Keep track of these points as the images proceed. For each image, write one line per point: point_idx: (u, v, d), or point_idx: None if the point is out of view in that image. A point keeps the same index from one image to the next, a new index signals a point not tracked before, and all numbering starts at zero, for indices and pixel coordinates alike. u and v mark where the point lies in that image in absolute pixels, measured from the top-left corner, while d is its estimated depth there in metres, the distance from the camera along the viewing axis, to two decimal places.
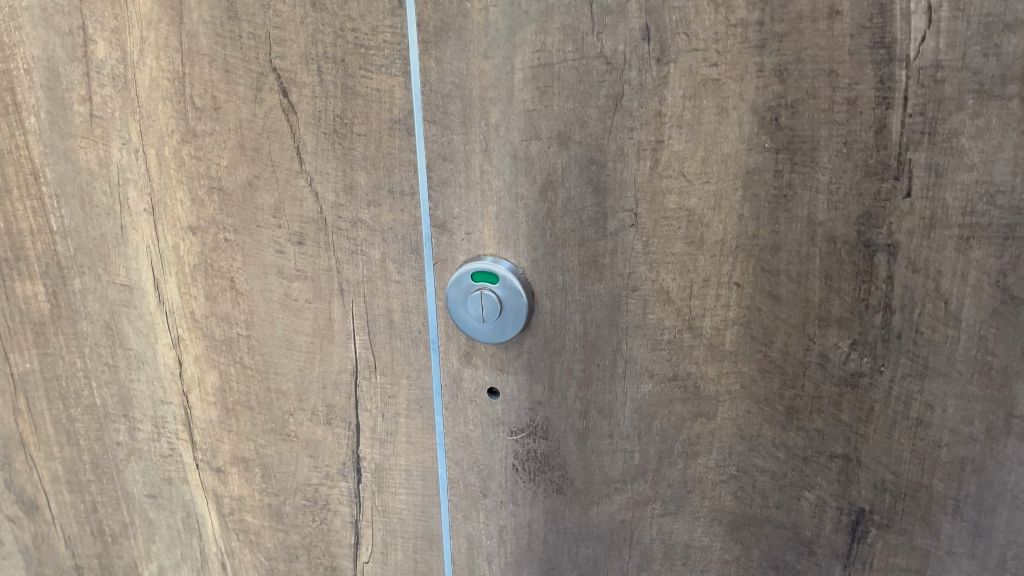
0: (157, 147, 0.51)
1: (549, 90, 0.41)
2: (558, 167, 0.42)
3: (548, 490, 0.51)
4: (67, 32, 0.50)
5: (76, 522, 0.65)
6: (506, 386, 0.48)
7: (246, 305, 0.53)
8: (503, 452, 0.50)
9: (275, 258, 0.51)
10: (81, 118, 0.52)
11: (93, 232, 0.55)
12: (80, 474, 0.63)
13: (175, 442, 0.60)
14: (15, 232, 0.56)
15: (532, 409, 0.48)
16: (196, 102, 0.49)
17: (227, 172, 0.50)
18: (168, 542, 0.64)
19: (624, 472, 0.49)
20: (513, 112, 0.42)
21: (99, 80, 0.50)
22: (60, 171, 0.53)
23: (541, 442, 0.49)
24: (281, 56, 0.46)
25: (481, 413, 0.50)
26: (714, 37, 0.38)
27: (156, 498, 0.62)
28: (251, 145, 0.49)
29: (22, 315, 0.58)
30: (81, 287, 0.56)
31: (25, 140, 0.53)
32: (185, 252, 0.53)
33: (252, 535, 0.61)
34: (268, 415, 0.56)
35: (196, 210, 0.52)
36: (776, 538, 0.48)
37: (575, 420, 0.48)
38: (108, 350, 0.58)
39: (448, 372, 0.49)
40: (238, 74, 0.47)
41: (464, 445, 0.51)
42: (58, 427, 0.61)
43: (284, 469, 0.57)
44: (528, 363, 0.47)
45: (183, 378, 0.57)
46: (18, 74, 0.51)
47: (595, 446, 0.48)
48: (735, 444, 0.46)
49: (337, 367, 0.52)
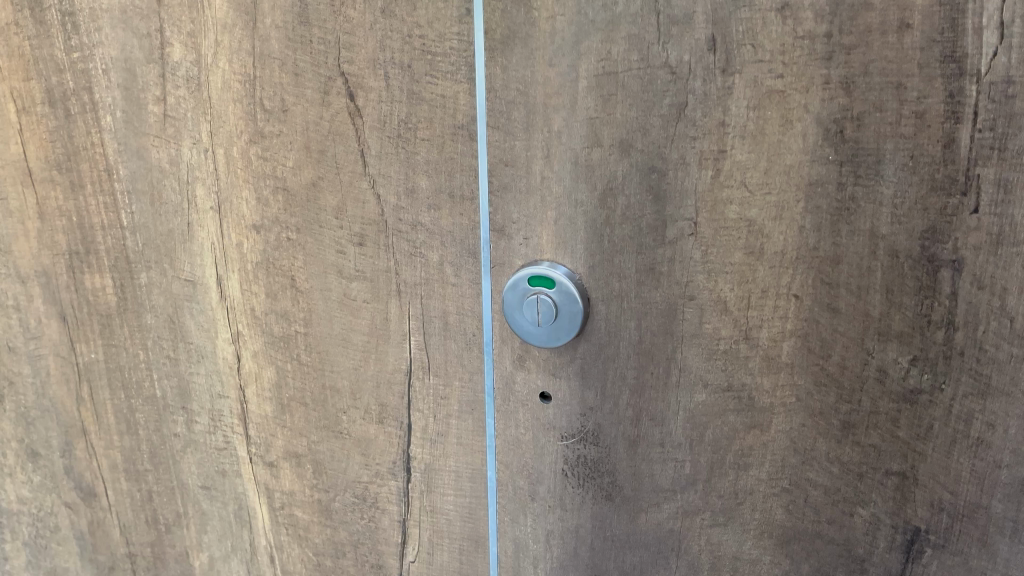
0: (226, 147, 0.53)
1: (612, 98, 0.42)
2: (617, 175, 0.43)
3: (596, 497, 0.51)
4: (145, 34, 0.52)
5: (132, 510, 0.67)
6: (558, 392, 0.49)
7: (306, 303, 0.54)
8: (553, 457, 0.51)
9: (335, 258, 0.52)
10: (155, 117, 0.54)
11: (161, 228, 0.57)
12: (139, 463, 0.65)
13: (230, 435, 0.61)
14: (86, 226, 0.59)
15: (583, 415, 0.49)
16: (265, 105, 0.50)
17: (292, 173, 0.51)
18: (220, 533, 0.65)
19: (674, 481, 0.49)
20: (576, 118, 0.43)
21: (174, 82, 0.53)
22: (133, 168, 0.56)
23: (591, 447, 0.50)
24: (349, 60, 0.47)
25: (532, 417, 0.50)
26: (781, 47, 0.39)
27: (209, 489, 0.64)
28: (318, 148, 0.50)
29: (90, 307, 0.61)
30: (147, 281, 0.59)
31: (100, 138, 0.56)
32: (248, 249, 0.55)
33: (302, 530, 0.62)
34: (321, 412, 0.57)
35: (262, 209, 0.53)
36: (827, 553, 0.48)
37: (626, 427, 0.48)
38: (170, 343, 0.60)
39: (500, 375, 0.50)
40: (306, 78, 0.49)
41: (514, 448, 0.52)
42: (119, 416, 0.64)
43: (335, 466, 0.58)
44: (580, 369, 0.48)
45: (241, 372, 0.59)
46: (97, 73, 0.54)
47: (645, 454, 0.49)
48: (788, 456, 0.46)
49: (391, 367, 0.53)
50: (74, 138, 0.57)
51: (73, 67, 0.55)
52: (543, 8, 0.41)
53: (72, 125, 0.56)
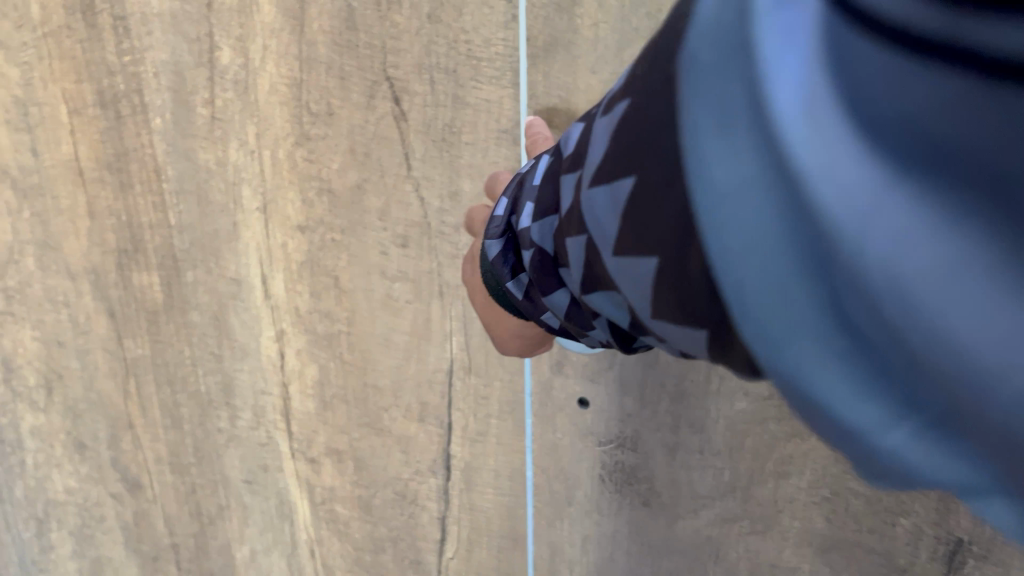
0: (272, 149, 0.54)
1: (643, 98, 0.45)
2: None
3: (634, 502, 0.53)
4: (196, 38, 0.53)
5: (176, 501, 0.69)
6: (596, 397, 0.52)
7: (349, 302, 0.55)
8: (590, 463, 0.53)
9: (379, 259, 0.53)
10: (203, 119, 0.55)
11: (207, 228, 0.58)
12: (183, 456, 0.67)
13: (274, 431, 0.62)
14: (136, 224, 0.60)
15: (621, 421, 0.51)
16: (312, 108, 0.51)
17: (338, 175, 0.52)
18: (262, 526, 0.66)
19: (713, 487, 0.50)
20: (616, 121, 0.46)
21: (222, 85, 0.54)
22: (181, 169, 0.58)
23: (629, 454, 0.52)
24: (395, 65, 0.48)
25: (570, 422, 0.53)
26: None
27: (252, 483, 0.65)
28: (363, 150, 0.51)
29: (138, 303, 0.63)
30: (193, 279, 0.60)
31: (150, 139, 0.58)
32: (293, 249, 0.56)
33: (342, 524, 0.62)
34: (363, 409, 0.58)
35: (307, 210, 0.54)
36: (867, 563, 0.48)
37: (664, 434, 0.50)
38: (215, 340, 0.62)
39: (540, 380, 0.52)
40: (353, 82, 0.50)
41: (551, 453, 0.54)
42: (165, 410, 0.66)
43: (376, 463, 0.59)
44: (618, 375, 0.51)
45: (284, 370, 0.60)
46: (147, 75, 0.56)
47: (683, 461, 0.50)
48: (830, 465, 0.47)
49: (433, 366, 0.54)
50: (124, 139, 0.58)
51: (124, 70, 0.56)
52: (586, 15, 0.44)
53: (122, 126, 0.58)
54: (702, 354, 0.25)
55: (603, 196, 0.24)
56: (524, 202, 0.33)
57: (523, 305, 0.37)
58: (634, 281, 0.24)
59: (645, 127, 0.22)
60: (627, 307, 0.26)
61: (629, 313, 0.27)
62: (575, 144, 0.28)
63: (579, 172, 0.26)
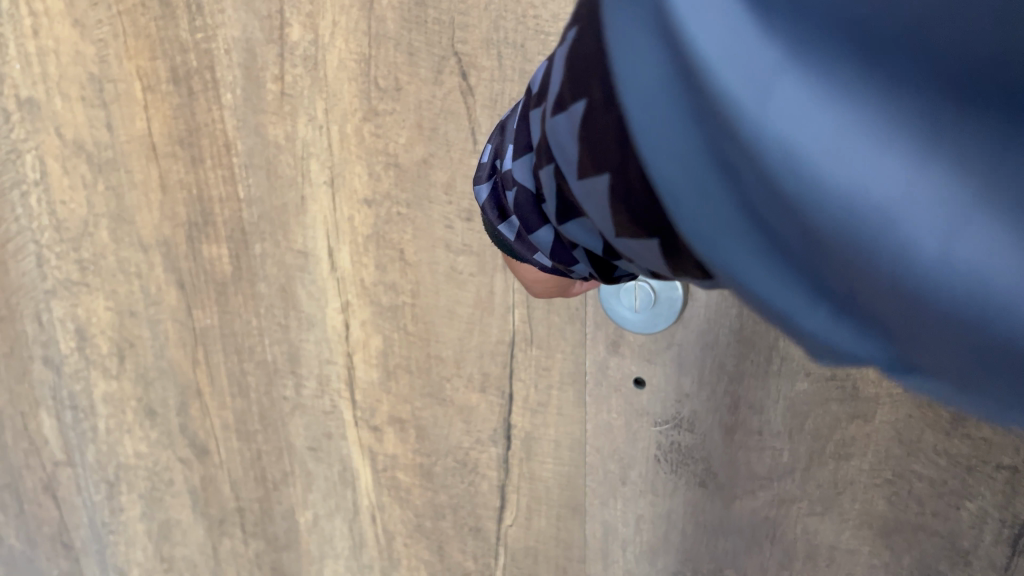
0: (340, 124, 0.55)
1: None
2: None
3: (690, 482, 0.54)
4: (266, 15, 0.55)
5: (242, 467, 0.71)
6: (653, 376, 0.53)
7: (414, 274, 0.56)
8: (646, 443, 0.55)
9: (444, 233, 0.54)
10: (273, 95, 0.57)
11: (275, 201, 0.60)
12: (249, 423, 0.69)
13: (338, 400, 0.64)
14: (205, 198, 0.62)
15: (678, 402, 0.53)
16: (380, 83, 0.53)
17: (404, 150, 0.53)
18: (324, 492, 0.68)
19: (771, 469, 0.51)
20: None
21: (292, 61, 0.55)
22: (251, 144, 0.59)
23: (685, 434, 0.53)
24: (463, 41, 0.49)
25: (625, 402, 0.54)
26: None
27: (315, 451, 0.67)
28: (430, 125, 0.52)
29: (207, 275, 0.65)
30: (261, 252, 0.62)
31: (220, 115, 0.59)
32: (359, 223, 0.57)
33: (403, 491, 0.64)
34: (426, 380, 0.59)
35: (373, 184, 0.55)
36: (929, 546, 0.48)
37: (722, 415, 0.52)
38: (281, 311, 0.63)
39: (595, 359, 0.54)
40: (420, 57, 0.50)
41: (606, 432, 0.55)
42: (231, 379, 0.68)
43: (437, 432, 0.60)
44: (677, 355, 0.52)
45: (349, 340, 0.61)
46: (219, 53, 0.58)
47: (742, 441, 0.52)
48: (892, 447, 0.47)
49: (495, 338, 0.55)
50: (196, 115, 0.60)
51: (197, 47, 0.58)
52: None
53: (194, 102, 0.60)
54: (662, 269, 0.27)
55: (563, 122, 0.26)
56: (507, 146, 0.34)
57: (517, 248, 0.38)
58: (599, 200, 0.26)
59: (596, 58, 0.23)
60: (597, 229, 0.28)
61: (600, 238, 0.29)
62: (541, 82, 0.29)
63: (543, 106, 0.28)
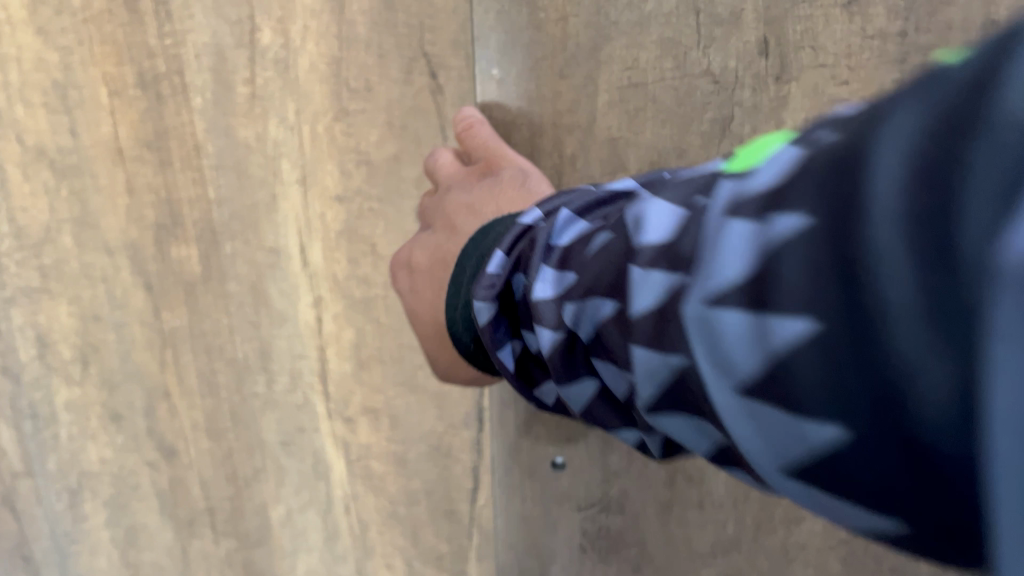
0: (311, 124, 0.58)
1: (604, 61, 0.54)
2: (569, 117, 0.56)
3: (623, 567, 0.64)
4: (235, 21, 0.57)
5: (213, 466, 0.70)
6: (569, 460, 0.64)
7: (384, 265, 0.61)
8: (568, 540, 0.66)
9: (413, 225, 0.60)
10: (243, 98, 0.59)
11: (246, 201, 0.61)
12: (219, 421, 0.69)
13: (310, 394, 0.66)
14: (173, 198, 0.61)
15: (602, 482, 0.63)
16: (351, 85, 0.57)
17: (376, 146, 0.59)
18: (296, 485, 0.70)
19: (715, 542, 0.60)
20: (602, 97, 0.55)
21: (262, 64, 0.58)
22: (221, 145, 0.60)
23: (616, 518, 0.63)
24: (432, 43, 0.57)
25: (550, 481, 0.65)
26: (848, 48, 0.47)
27: (288, 445, 0.69)
28: (399, 123, 0.59)
29: (175, 274, 0.64)
30: (232, 251, 0.63)
31: (190, 118, 0.59)
32: (331, 219, 0.61)
33: (377, 480, 0.68)
34: (398, 369, 0.63)
35: (344, 179, 0.60)
36: None
37: (649, 493, 0.61)
38: (252, 308, 0.64)
39: (508, 445, 0.66)
40: (390, 59, 0.57)
41: (531, 517, 0.67)
42: (202, 379, 0.67)
43: (410, 419, 0.65)
44: (595, 441, 0.62)
45: (322, 334, 0.64)
46: (188, 57, 0.58)
47: (679, 514, 0.61)
48: None
49: None
50: (164, 118, 0.59)
51: (165, 52, 0.58)
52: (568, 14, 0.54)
53: (162, 106, 0.59)
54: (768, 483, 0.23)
55: (740, 237, 0.21)
56: (536, 266, 0.36)
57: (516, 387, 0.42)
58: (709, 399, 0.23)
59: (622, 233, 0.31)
60: (699, 432, 0.25)
61: (702, 437, 0.26)
62: (631, 235, 0.29)
63: (630, 262, 0.27)
